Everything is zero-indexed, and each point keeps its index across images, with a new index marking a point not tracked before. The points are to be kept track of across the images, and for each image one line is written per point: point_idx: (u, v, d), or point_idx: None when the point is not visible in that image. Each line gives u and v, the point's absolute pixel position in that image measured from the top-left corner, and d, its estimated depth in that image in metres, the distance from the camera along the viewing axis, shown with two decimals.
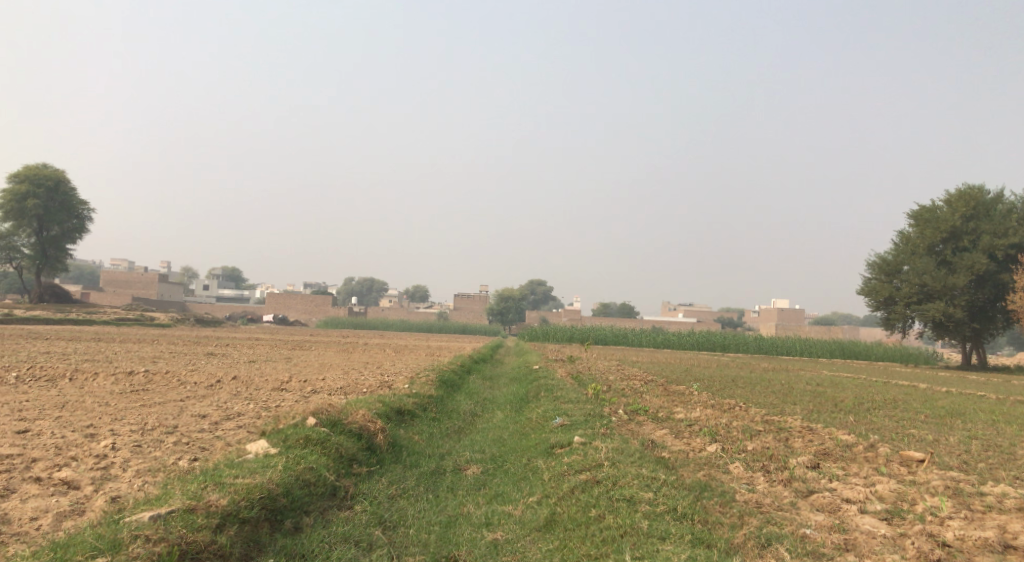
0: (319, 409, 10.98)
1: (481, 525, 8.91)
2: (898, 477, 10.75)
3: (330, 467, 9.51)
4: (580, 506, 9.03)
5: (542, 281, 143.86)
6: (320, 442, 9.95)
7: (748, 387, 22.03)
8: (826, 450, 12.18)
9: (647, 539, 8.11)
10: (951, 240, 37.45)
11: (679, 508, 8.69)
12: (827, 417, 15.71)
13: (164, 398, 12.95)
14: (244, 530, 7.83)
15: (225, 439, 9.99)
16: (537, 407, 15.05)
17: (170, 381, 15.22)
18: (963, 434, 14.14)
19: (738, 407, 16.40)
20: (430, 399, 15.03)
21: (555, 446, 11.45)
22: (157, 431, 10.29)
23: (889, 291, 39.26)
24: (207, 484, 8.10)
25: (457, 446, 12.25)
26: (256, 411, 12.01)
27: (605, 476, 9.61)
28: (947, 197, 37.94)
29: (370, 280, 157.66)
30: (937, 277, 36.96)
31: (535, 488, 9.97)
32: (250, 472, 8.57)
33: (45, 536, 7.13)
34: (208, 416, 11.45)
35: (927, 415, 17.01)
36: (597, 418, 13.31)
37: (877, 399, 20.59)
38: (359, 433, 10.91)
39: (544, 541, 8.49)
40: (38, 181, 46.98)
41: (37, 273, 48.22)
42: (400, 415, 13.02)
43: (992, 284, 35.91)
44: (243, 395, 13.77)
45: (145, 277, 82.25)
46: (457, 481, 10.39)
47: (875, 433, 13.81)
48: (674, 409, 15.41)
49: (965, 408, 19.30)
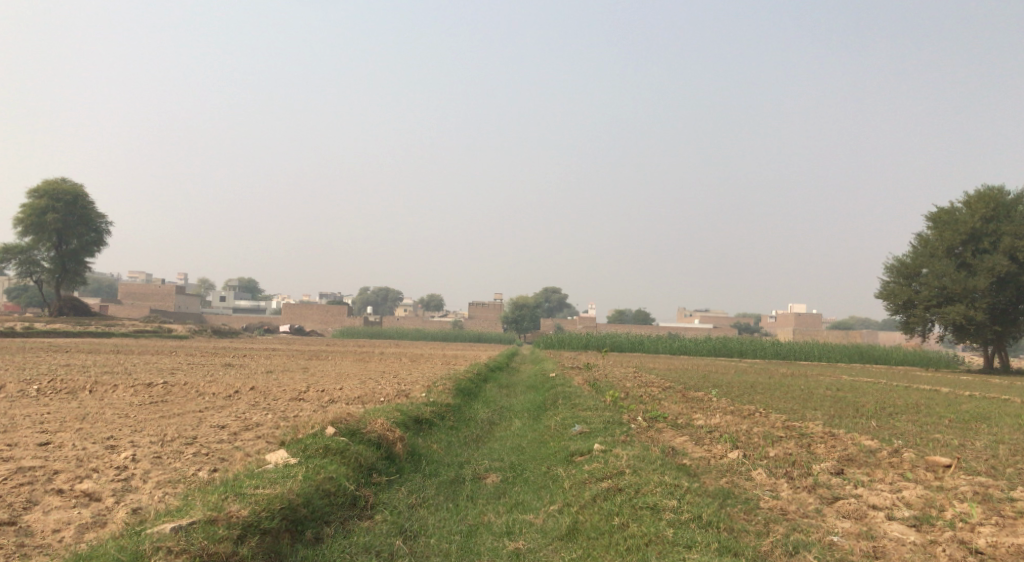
0: (338, 419, 10.96)
1: (503, 534, 8.83)
2: (925, 483, 10.59)
3: (350, 476, 9.46)
4: (602, 514, 8.93)
5: (557, 289, 143.79)
6: (339, 451, 9.91)
7: (768, 393, 21.84)
8: (849, 455, 12.03)
9: (673, 548, 7.99)
10: (970, 241, 37.08)
11: (704, 515, 8.56)
12: (848, 423, 15.52)
13: (182, 409, 12.95)
14: (265, 541, 7.77)
15: (244, 449, 9.96)
16: (555, 415, 14.95)
17: (189, 392, 15.23)
18: (989, 439, 13.95)
19: (757, 413, 16.25)
20: (447, 407, 14.98)
21: (575, 453, 11.36)
22: (177, 442, 10.28)
23: (908, 295, 38.93)
24: (228, 495, 8.06)
25: (476, 454, 12.19)
26: (275, 421, 11.98)
27: (627, 484, 9.49)
28: (966, 198, 37.55)
29: (386, 290, 158.12)
30: (957, 280, 36.64)
31: (556, 496, 9.88)
32: (269, 482, 8.52)
33: (67, 548, 7.11)
34: (227, 426, 11.43)
35: (951, 419, 16.80)
36: (617, 425, 13.20)
37: (899, 403, 20.37)
38: (379, 442, 10.85)
39: (568, 550, 8.41)
40: (57, 196, 47.38)
41: (56, 287, 48.63)
42: (418, 424, 12.95)
43: (1013, 287, 35.58)
44: (261, 405, 13.75)
45: (164, 289, 82.80)
46: (477, 490, 10.32)
47: (899, 439, 13.64)
48: (694, 416, 15.28)
49: (990, 412, 19.02)
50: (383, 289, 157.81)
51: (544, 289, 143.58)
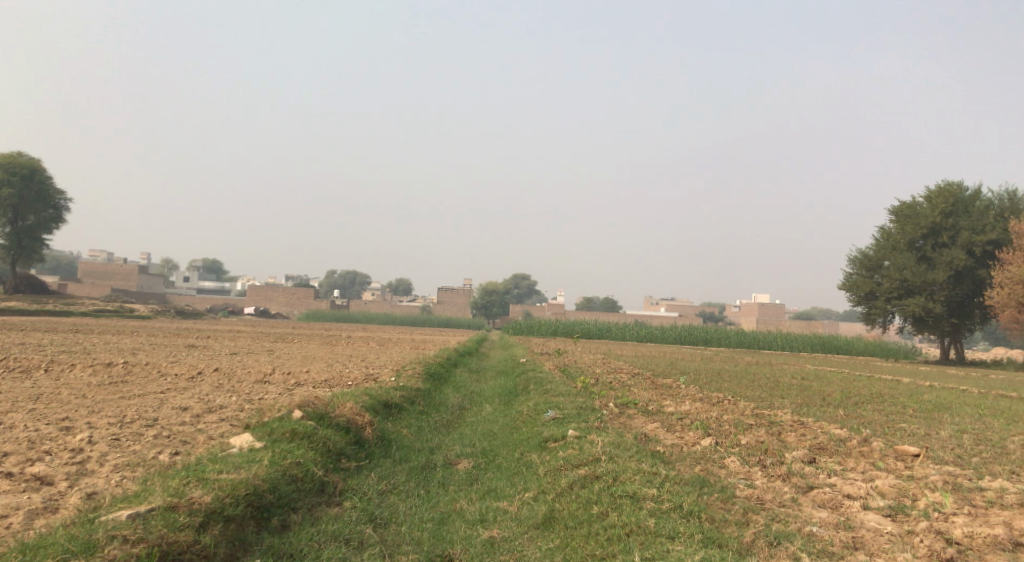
0: (306, 402, 10.63)
1: (476, 522, 8.57)
2: (896, 472, 10.52)
3: (317, 461, 9.12)
4: (580, 503, 8.69)
5: (526, 277, 144.08)
6: (306, 435, 9.57)
7: (735, 381, 21.87)
8: (820, 444, 11.92)
9: (656, 539, 7.79)
10: (931, 235, 37.50)
11: (684, 505, 8.39)
12: (816, 411, 15.47)
13: (143, 390, 12.53)
14: (229, 529, 7.44)
15: (207, 432, 9.58)
16: (528, 401, 14.70)
17: (150, 373, 14.77)
18: (953, 428, 13.97)
19: (727, 400, 16.18)
20: (417, 391, 14.69)
21: (548, 439, 11.10)
22: (136, 424, 9.87)
23: (870, 287, 39.18)
24: (190, 480, 7.70)
25: (447, 439, 11.91)
26: (239, 403, 11.61)
27: (605, 471, 9.27)
28: (927, 193, 37.89)
29: (353, 273, 157.43)
30: (917, 273, 36.97)
31: (530, 483, 9.64)
32: (234, 467, 8.17)
33: (15, 536, 6.71)
34: (190, 409, 11.02)
35: (915, 409, 16.85)
36: (590, 411, 12.98)
37: (864, 393, 20.46)
38: (347, 426, 10.55)
39: (544, 539, 8.17)
40: (13, 169, 45.92)
41: (11, 263, 47.28)
42: (388, 408, 12.63)
43: (969, 280, 36.04)
44: (225, 387, 13.34)
45: (125, 268, 81.19)
46: (449, 476, 10.05)
47: (867, 428, 13.59)
48: (664, 402, 15.14)
49: (951, 402, 19.20)
50: (350, 272, 156.40)
51: (513, 276, 143.83)
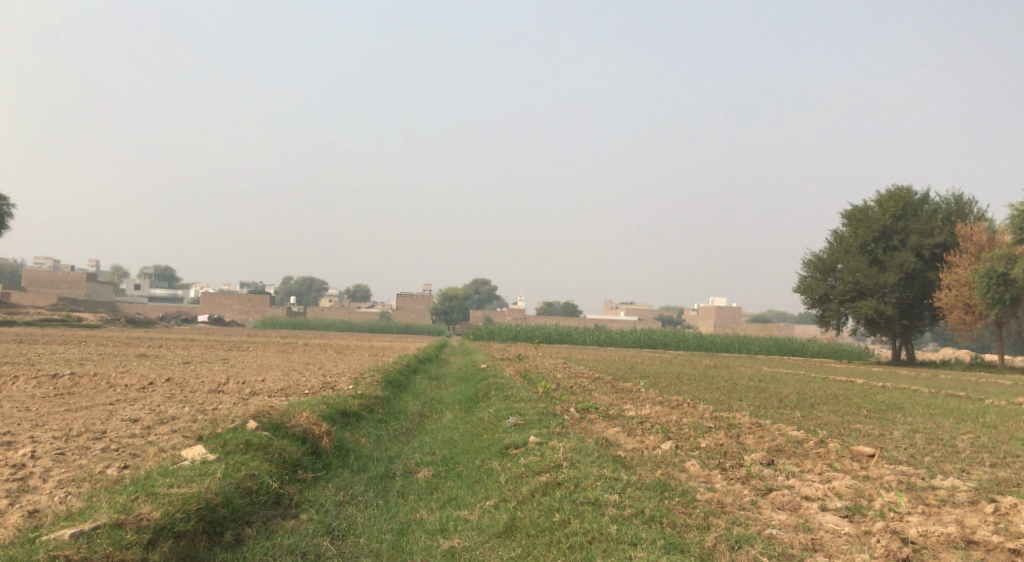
0: (261, 412, 10.39)
1: (436, 532, 8.44)
2: (852, 473, 10.60)
3: (273, 473, 8.90)
4: (542, 510, 8.60)
5: (486, 282, 144.01)
6: (261, 447, 9.34)
7: (694, 384, 21.98)
8: (777, 446, 11.99)
9: (618, 545, 7.72)
10: (882, 238, 38.20)
11: (646, 510, 8.34)
12: (773, 413, 15.58)
13: (91, 401, 12.17)
14: (180, 545, 7.22)
15: (158, 445, 9.32)
16: (488, 407, 14.57)
17: (99, 384, 14.35)
18: (905, 428, 14.16)
19: (686, 404, 16.23)
20: (376, 399, 14.50)
21: (510, 446, 11.00)
22: (83, 437, 9.55)
23: (824, 289, 39.63)
24: (138, 495, 7.46)
25: (406, 448, 11.75)
26: (192, 414, 11.32)
27: (566, 478, 9.20)
28: (878, 197, 38.61)
29: (310, 279, 155.94)
30: (869, 275, 37.55)
31: (491, 491, 9.54)
32: (185, 481, 7.93)
33: None
34: (140, 420, 10.71)
35: (869, 409, 17.07)
36: (551, 417, 12.91)
37: (819, 394, 20.70)
38: (304, 436, 10.33)
39: (505, 548, 8.07)
40: None
41: None
42: (346, 417, 12.42)
43: (919, 282, 36.81)
44: (177, 397, 13.03)
45: (72, 276, 79.33)
46: (408, 486, 9.90)
47: (823, 429, 13.70)
48: (624, 406, 15.14)
49: (904, 402, 19.48)
50: (307, 278, 154.68)
51: (472, 282, 143.65)
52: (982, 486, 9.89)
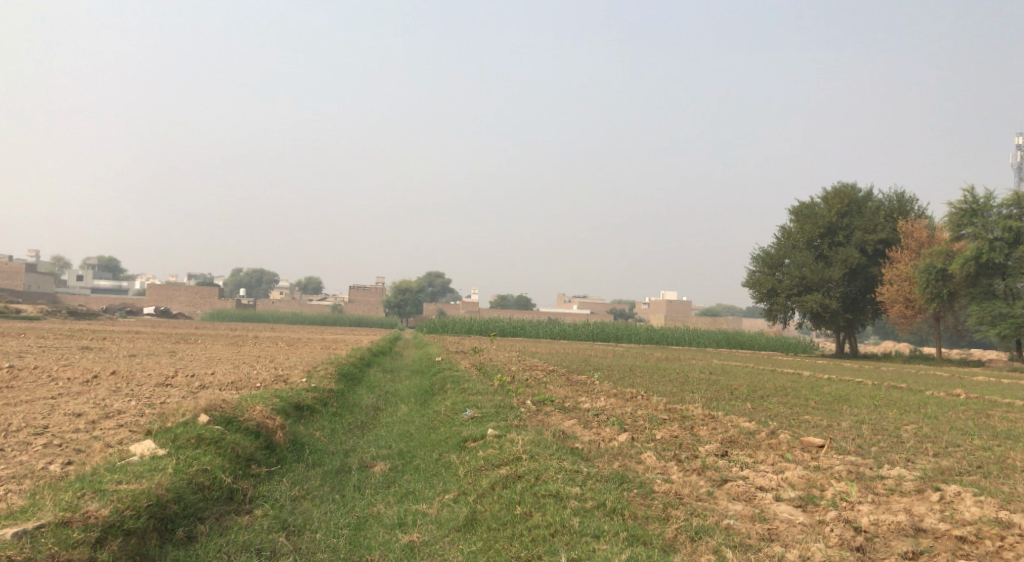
0: (212, 406, 10.10)
1: (394, 527, 8.30)
2: (803, 463, 10.71)
3: (226, 468, 8.66)
4: (503, 503, 8.52)
5: (440, 274, 143.93)
6: (213, 441, 9.09)
7: (647, 376, 22.11)
8: (731, 437, 12.06)
9: (581, 538, 7.69)
10: (828, 234, 38.88)
11: (607, 502, 8.31)
12: (725, 405, 15.72)
13: (32, 395, 11.73)
14: (130, 543, 7.01)
15: (104, 440, 9.01)
16: (445, 400, 14.41)
17: (40, 377, 13.87)
18: (853, 419, 14.38)
19: (640, 396, 16.28)
20: (330, 392, 14.26)
21: (467, 439, 10.88)
22: (24, 433, 9.20)
23: (771, 284, 39.90)
24: (85, 492, 7.19)
25: (362, 441, 11.57)
26: (139, 409, 10.99)
27: (527, 470, 9.12)
28: (824, 194, 39.36)
29: (259, 272, 153.96)
30: (815, 270, 38.05)
31: (449, 484, 9.43)
32: (134, 477, 7.67)
33: None
34: (85, 415, 10.36)
35: (817, 401, 17.34)
36: (508, 410, 12.82)
37: (768, 386, 21.02)
38: (257, 430, 10.10)
39: (466, 542, 7.97)
40: None
41: None
42: (299, 411, 12.17)
43: (862, 277, 37.59)
44: (123, 391, 12.65)
45: (11, 266, 76.97)
46: (365, 479, 9.74)
47: (774, 421, 13.83)
48: (580, 399, 15.12)
49: (849, 393, 19.90)
50: (257, 271, 152.60)
51: (428, 274, 143.47)
52: (928, 475, 10.07)
